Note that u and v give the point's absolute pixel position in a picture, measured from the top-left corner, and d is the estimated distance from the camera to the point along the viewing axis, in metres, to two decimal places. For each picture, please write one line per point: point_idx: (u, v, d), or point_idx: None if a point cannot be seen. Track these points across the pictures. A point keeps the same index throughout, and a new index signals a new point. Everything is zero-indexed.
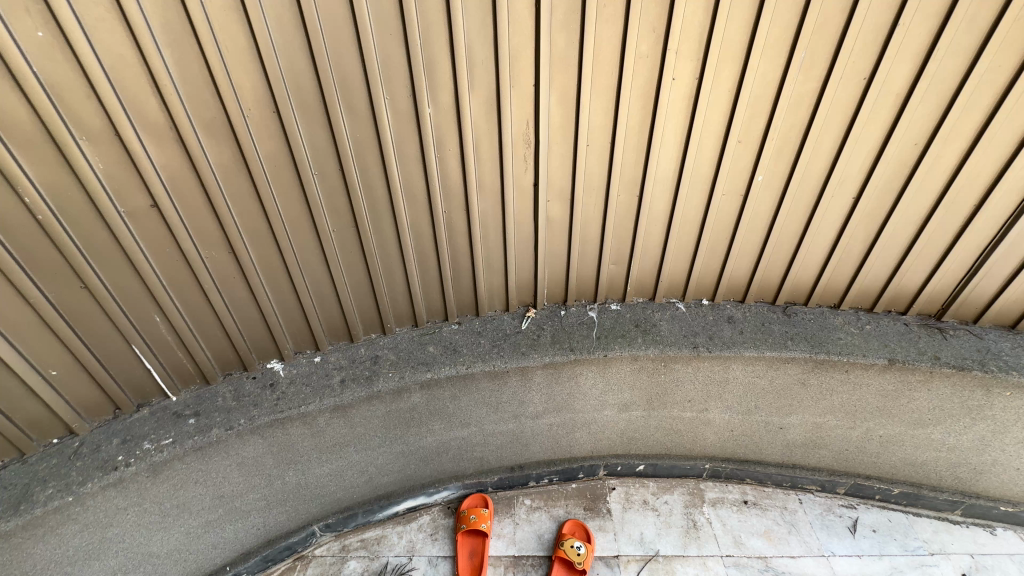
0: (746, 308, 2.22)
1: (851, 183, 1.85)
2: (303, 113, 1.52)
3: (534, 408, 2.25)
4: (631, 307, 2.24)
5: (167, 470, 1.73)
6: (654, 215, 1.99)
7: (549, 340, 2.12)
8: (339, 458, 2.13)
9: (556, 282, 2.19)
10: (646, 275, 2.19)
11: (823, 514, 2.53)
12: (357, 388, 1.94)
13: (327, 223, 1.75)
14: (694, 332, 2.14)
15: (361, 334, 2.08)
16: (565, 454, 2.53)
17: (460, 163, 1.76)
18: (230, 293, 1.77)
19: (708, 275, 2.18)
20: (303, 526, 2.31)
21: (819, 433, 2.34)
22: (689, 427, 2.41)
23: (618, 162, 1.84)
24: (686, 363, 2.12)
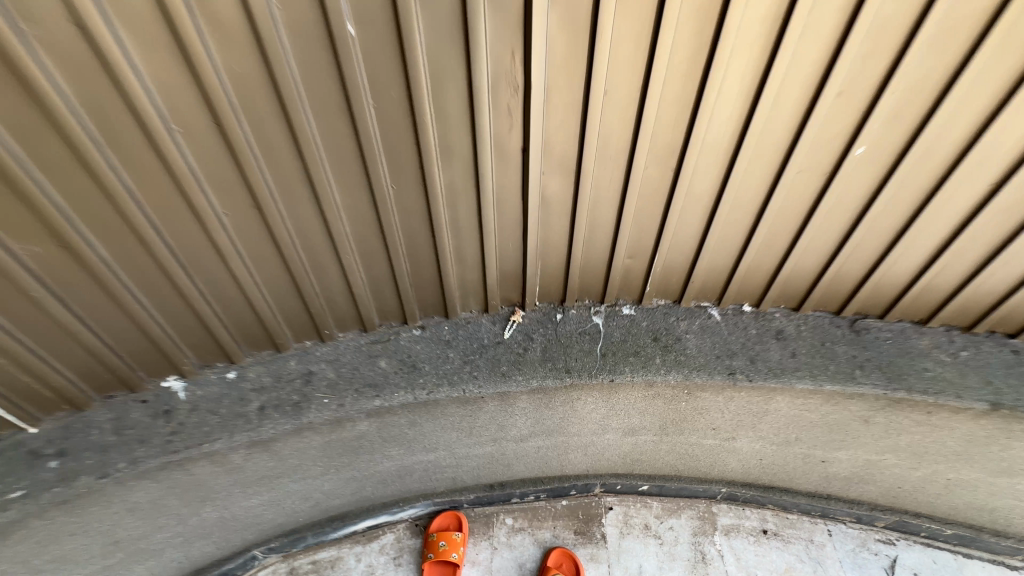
0: (800, 320, 1.69)
1: (996, 164, 1.23)
2: (130, 30, 0.91)
3: (516, 432, 1.80)
4: (649, 313, 1.72)
5: (20, 531, 1.30)
6: (693, 197, 1.40)
7: (539, 356, 1.62)
8: (272, 489, 1.71)
9: (552, 279, 1.64)
10: (673, 274, 1.63)
11: (855, 550, 2.15)
12: (280, 419, 1.47)
13: (211, 203, 1.19)
14: (731, 352, 1.62)
15: (290, 341, 1.58)
16: (554, 473, 2.12)
17: (410, 117, 1.16)
18: (84, 299, 1.25)
19: (757, 277, 1.62)
20: (240, 551, 1.95)
21: (869, 469, 1.89)
22: (708, 454, 1.97)
23: (651, 121, 1.22)
24: (717, 392, 1.62)
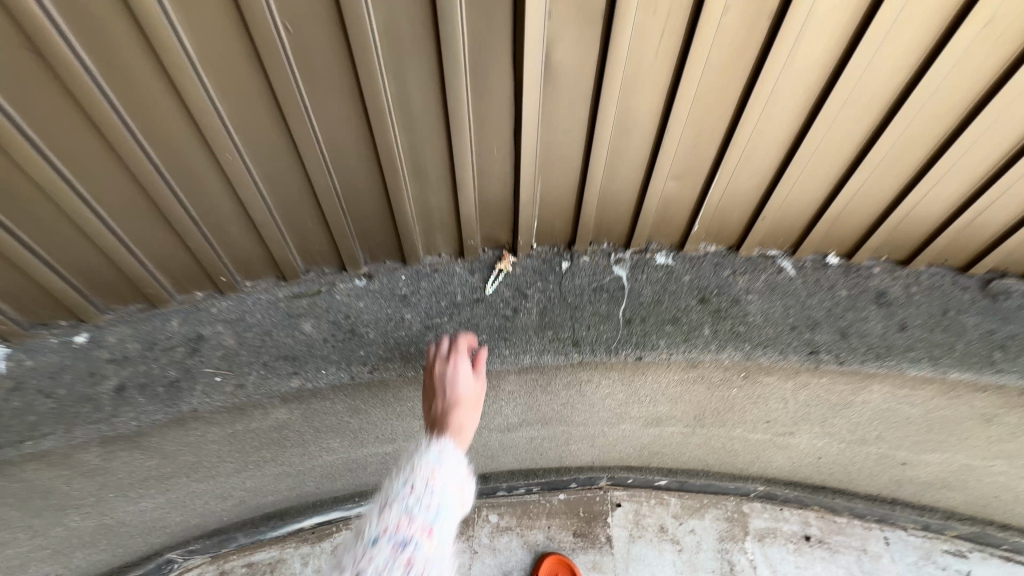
0: (910, 277, 1.18)
1: None
2: None
3: (502, 421, 1.34)
4: (694, 264, 1.20)
5: None
6: (799, 72, 0.84)
7: (537, 321, 1.15)
8: (168, 490, 1.26)
9: (557, 209, 1.12)
10: (735, 205, 1.11)
11: (917, 563, 1.75)
12: (147, 407, 1.00)
13: None
14: (811, 321, 1.14)
15: (170, 292, 1.07)
16: (550, 464, 1.68)
17: None
18: None
19: (859, 213, 1.10)
20: (150, 555, 1.54)
21: (963, 476, 1.45)
22: (751, 450, 1.52)
23: None
24: (784, 377, 1.18)
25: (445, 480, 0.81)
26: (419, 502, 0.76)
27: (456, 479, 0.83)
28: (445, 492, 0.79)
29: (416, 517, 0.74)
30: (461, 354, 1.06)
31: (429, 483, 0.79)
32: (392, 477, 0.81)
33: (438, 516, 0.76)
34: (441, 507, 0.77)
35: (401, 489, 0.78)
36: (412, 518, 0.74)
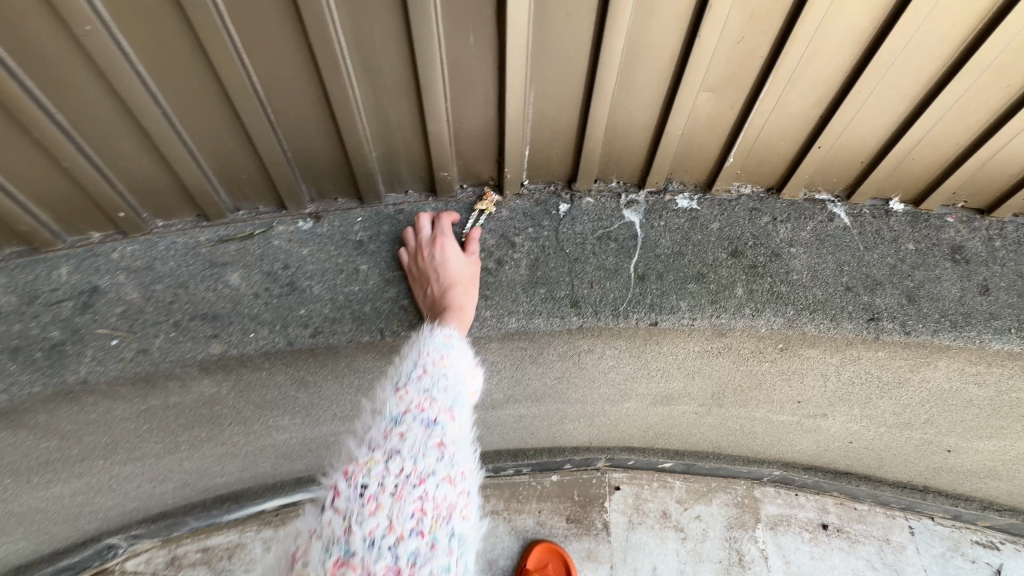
0: (994, 230, 0.95)
1: None
2: None
3: (484, 397, 1.13)
4: (724, 210, 0.96)
5: None
6: None
7: (527, 277, 0.90)
8: (82, 475, 1.06)
9: (554, 132, 0.87)
10: (783, 130, 0.86)
11: (945, 556, 1.57)
12: (20, 376, 0.78)
13: None
14: (871, 280, 0.90)
15: (54, 229, 0.83)
16: (542, 443, 1.49)
17: None
18: None
19: (940, 144, 0.86)
20: (87, 541, 1.36)
21: (1016, 464, 1.26)
22: (772, 432, 1.32)
23: None
24: (832, 352, 0.94)
25: (459, 368, 0.75)
26: (439, 385, 0.70)
27: (467, 367, 0.77)
28: (459, 376, 0.74)
29: (439, 399, 0.69)
30: (450, 234, 0.89)
31: (445, 370, 0.73)
32: (401, 362, 0.74)
33: (460, 400, 0.71)
34: (460, 391, 0.72)
35: (417, 374, 0.71)
36: (437, 399, 0.68)
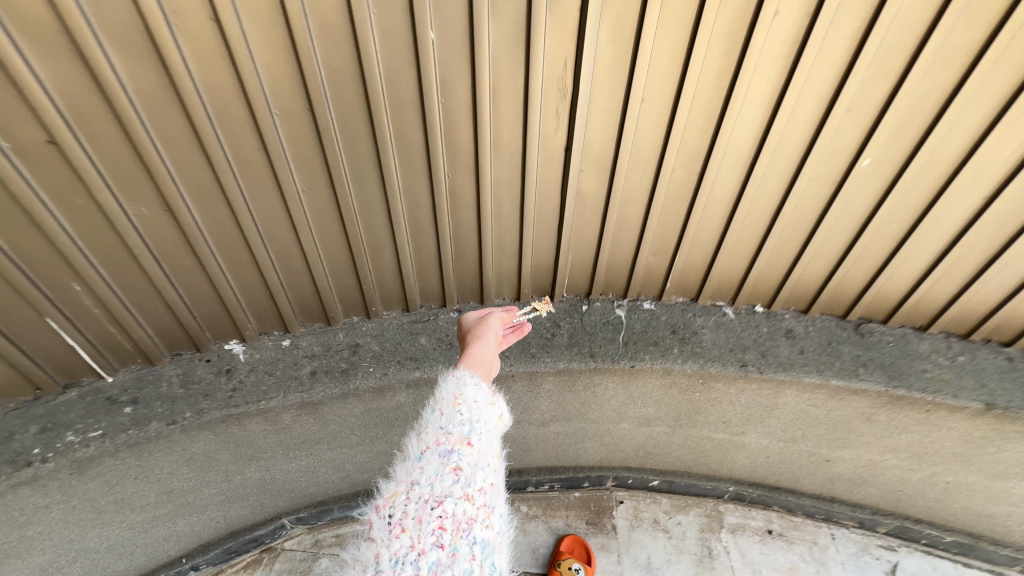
0: (809, 321, 1.81)
1: (987, 180, 1.38)
2: (255, 27, 1.09)
3: (539, 415, 1.92)
4: (668, 308, 1.84)
5: (96, 467, 1.45)
6: (714, 198, 1.55)
7: (566, 340, 1.75)
8: (309, 455, 1.83)
9: (581, 271, 1.78)
10: (692, 271, 1.77)
11: (857, 554, 2.21)
12: (333, 385, 1.62)
13: (294, 179, 1.35)
14: (743, 346, 1.75)
15: (340, 315, 1.72)
16: (569, 462, 2.24)
17: (470, 113, 1.33)
18: (169, 256, 1.39)
19: (769, 279, 1.75)
20: (271, 518, 2.07)
21: (872, 471, 2.00)
22: (717, 449, 2.08)
23: (680, 125, 1.38)
24: (729, 384, 1.75)
25: (473, 403, 1.18)
26: (455, 426, 1.12)
27: (481, 398, 1.21)
28: (471, 415, 1.16)
29: (454, 437, 1.10)
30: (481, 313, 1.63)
31: (459, 408, 1.16)
32: (429, 411, 1.18)
33: (473, 429, 1.13)
34: (472, 427, 1.13)
35: (438, 417, 1.15)
36: (452, 435, 1.10)
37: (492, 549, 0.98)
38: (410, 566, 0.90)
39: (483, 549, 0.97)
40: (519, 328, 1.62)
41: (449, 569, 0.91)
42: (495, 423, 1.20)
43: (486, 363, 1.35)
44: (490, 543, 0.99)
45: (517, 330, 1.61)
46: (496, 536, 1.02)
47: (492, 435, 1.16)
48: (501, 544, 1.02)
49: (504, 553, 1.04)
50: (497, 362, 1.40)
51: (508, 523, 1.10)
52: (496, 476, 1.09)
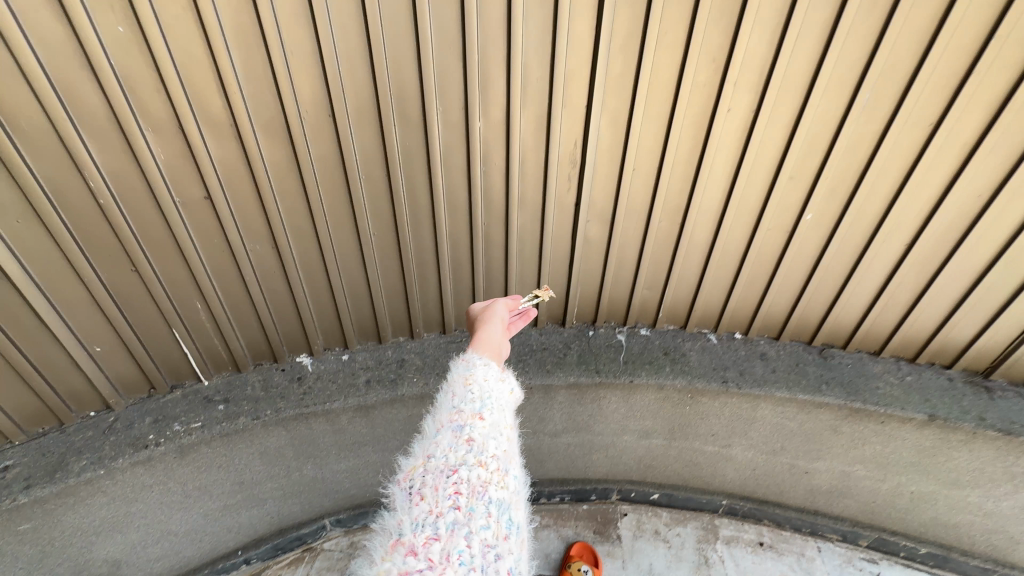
0: (780, 346, 2.16)
1: (904, 230, 1.79)
2: (358, 119, 1.54)
3: (552, 426, 2.24)
4: (661, 334, 2.20)
5: (194, 452, 1.78)
6: (694, 243, 1.95)
7: (575, 359, 2.10)
8: (356, 456, 2.14)
9: (587, 302, 2.15)
10: (680, 302, 2.14)
11: (842, 565, 2.42)
12: (385, 392, 1.95)
13: (368, 225, 1.76)
14: (724, 365, 2.09)
15: (389, 335, 2.09)
16: (578, 475, 2.52)
17: (504, 177, 1.76)
18: (269, 282, 1.78)
19: (744, 309, 2.12)
20: (314, 518, 2.35)
21: (846, 483, 2.26)
22: (709, 462, 2.36)
23: (664, 186, 1.80)
24: (714, 398, 2.07)
25: (483, 380, 1.12)
26: (467, 399, 1.07)
27: (491, 376, 1.14)
28: (482, 389, 1.10)
29: (466, 410, 1.05)
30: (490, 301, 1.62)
31: (469, 386, 1.10)
32: (442, 391, 1.12)
33: (485, 404, 1.07)
34: (484, 398, 1.08)
35: (450, 398, 1.09)
36: (464, 410, 1.05)
37: (512, 509, 0.96)
38: (429, 529, 0.88)
39: (502, 509, 0.94)
40: (525, 313, 1.61)
41: (467, 529, 0.88)
42: (507, 399, 1.12)
43: (494, 347, 1.32)
44: (510, 504, 0.96)
45: (524, 315, 1.61)
46: (515, 497, 0.98)
47: (505, 407, 1.10)
48: (520, 504, 0.99)
49: (525, 512, 1.01)
50: (507, 345, 1.39)
51: (529, 487, 1.05)
52: (511, 444, 1.04)
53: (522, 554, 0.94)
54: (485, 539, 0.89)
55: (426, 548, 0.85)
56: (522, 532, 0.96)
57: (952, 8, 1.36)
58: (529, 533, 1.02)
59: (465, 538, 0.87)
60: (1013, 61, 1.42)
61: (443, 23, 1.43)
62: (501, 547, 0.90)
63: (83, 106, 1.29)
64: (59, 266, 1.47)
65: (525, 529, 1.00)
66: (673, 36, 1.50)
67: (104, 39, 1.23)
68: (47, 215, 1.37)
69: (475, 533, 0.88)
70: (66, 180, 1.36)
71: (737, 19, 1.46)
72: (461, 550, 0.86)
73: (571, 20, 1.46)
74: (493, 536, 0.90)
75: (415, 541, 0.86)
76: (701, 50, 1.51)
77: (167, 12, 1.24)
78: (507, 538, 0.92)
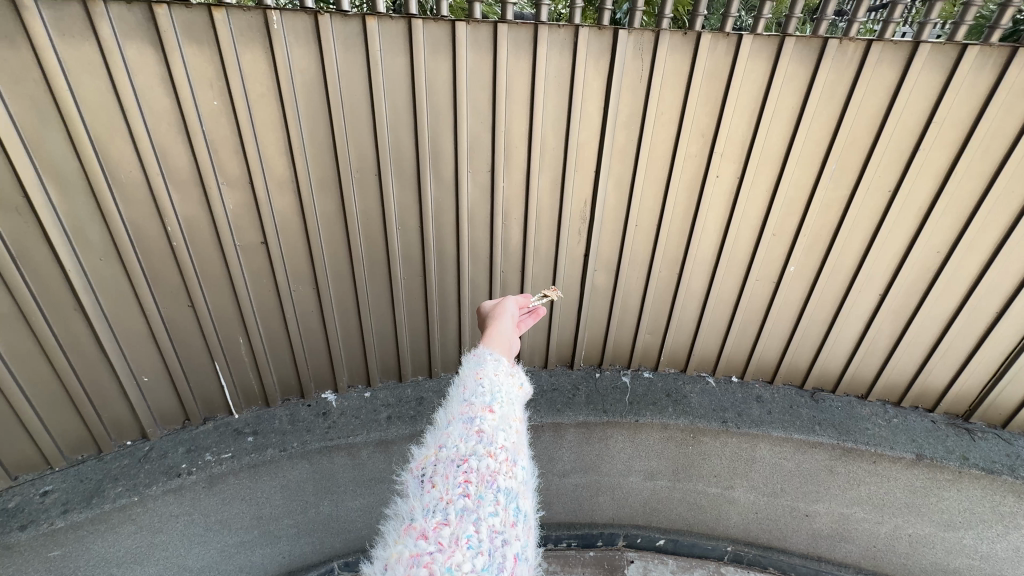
0: (774, 389, 2.31)
1: (877, 281, 2.01)
2: (399, 177, 1.77)
3: (561, 466, 2.32)
4: (664, 377, 2.34)
5: (222, 483, 1.85)
6: (691, 291, 2.15)
7: (584, 400, 2.21)
8: (372, 494, 2.18)
9: (594, 345, 2.31)
10: (679, 347, 2.30)
11: None
12: (409, 429, 2.01)
13: (400, 270, 1.93)
14: (723, 407, 2.21)
15: (409, 375, 2.19)
16: (585, 519, 2.56)
17: (522, 230, 1.98)
18: (305, 320, 1.94)
19: (738, 353, 2.29)
20: (323, 562, 2.34)
21: (846, 526, 2.33)
22: (713, 505, 2.42)
23: (663, 240, 2.03)
24: (715, 437, 2.17)
25: (493, 375, 1.13)
26: (478, 392, 1.08)
27: (502, 371, 1.15)
28: (492, 383, 1.11)
29: (477, 403, 1.06)
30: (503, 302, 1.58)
31: (480, 380, 1.11)
32: (453, 385, 1.13)
33: (495, 398, 1.08)
34: (494, 392, 1.09)
35: (460, 391, 1.10)
36: (475, 403, 1.06)
37: (520, 499, 0.96)
38: (440, 515, 0.88)
39: (511, 498, 0.94)
40: (536, 311, 1.55)
41: (476, 515, 0.89)
42: (516, 393, 1.13)
43: (506, 342, 1.31)
44: (518, 494, 0.96)
45: (533, 314, 1.54)
46: (523, 488, 0.99)
47: (515, 401, 1.11)
48: (527, 494, 0.99)
49: (531, 502, 1.01)
50: (518, 341, 1.36)
51: (535, 479, 1.05)
52: (520, 436, 1.04)
53: (528, 541, 0.95)
54: (493, 525, 0.89)
55: (437, 532, 0.86)
56: (528, 521, 0.96)
57: (896, 99, 1.67)
58: (535, 523, 1.02)
59: (474, 523, 0.88)
60: (950, 141, 1.72)
61: (477, 102, 1.71)
62: (508, 534, 0.90)
63: (172, 165, 1.54)
64: (127, 299, 1.67)
65: (531, 519, 1.00)
66: (669, 115, 1.79)
67: (200, 113, 1.51)
68: (127, 253, 1.59)
69: (484, 519, 0.89)
70: (148, 226, 1.59)
71: (721, 103, 1.75)
72: (470, 534, 0.86)
73: (582, 102, 1.75)
74: (501, 522, 0.90)
75: (426, 525, 0.87)
76: (692, 127, 1.80)
77: (254, 91, 1.53)
78: (515, 525, 0.92)
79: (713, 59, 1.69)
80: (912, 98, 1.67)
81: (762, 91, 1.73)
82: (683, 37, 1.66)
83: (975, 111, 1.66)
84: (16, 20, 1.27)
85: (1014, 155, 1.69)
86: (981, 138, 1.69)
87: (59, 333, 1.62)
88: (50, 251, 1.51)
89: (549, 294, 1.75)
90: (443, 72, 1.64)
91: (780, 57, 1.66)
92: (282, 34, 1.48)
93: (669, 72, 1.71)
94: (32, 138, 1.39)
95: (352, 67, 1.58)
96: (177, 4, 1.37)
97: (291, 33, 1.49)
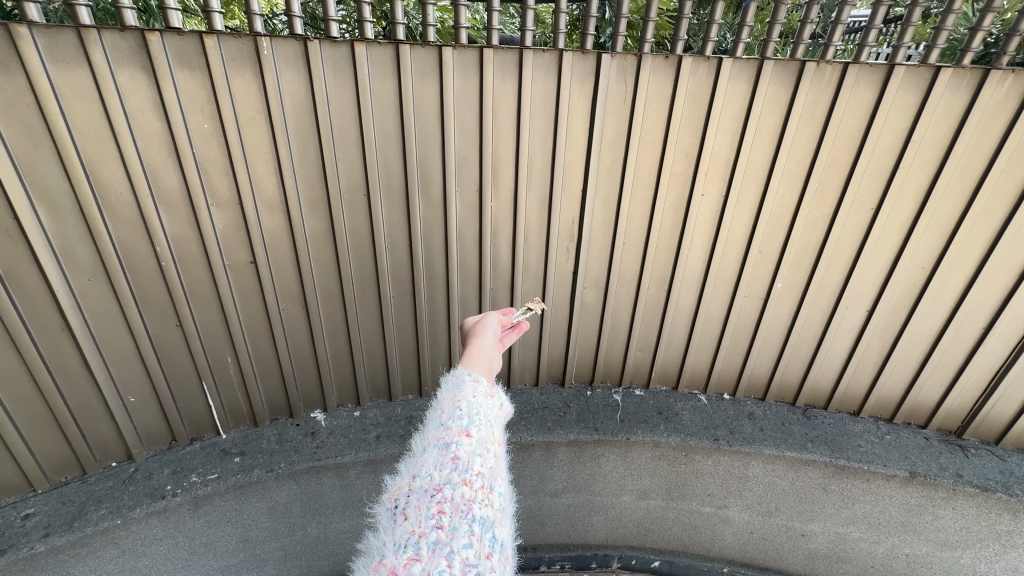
0: (766, 406, 2.30)
1: (864, 296, 2.02)
2: (388, 197, 1.79)
3: (552, 485, 2.29)
4: (655, 394, 2.33)
5: (207, 505, 1.82)
6: (681, 307, 2.15)
7: (575, 418, 2.19)
8: (361, 516, 2.14)
9: (585, 362, 2.31)
10: (670, 363, 2.30)
11: None
12: (399, 449, 1.99)
13: (388, 288, 1.93)
14: (715, 424, 2.20)
15: (399, 394, 2.19)
16: (579, 539, 2.51)
17: (511, 247, 1.99)
18: (294, 338, 1.94)
19: (729, 370, 2.29)
20: None
21: (844, 546, 2.29)
22: (707, 525, 2.38)
23: (651, 258, 2.04)
24: (707, 456, 2.15)
25: (472, 397, 1.13)
26: (456, 417, 1.08)
27: (480, 393, 1.15)
28: (470, 406, 1.11)
29: (454, 428, 1.06)
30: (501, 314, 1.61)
31: (458, 404, 1.11)
32: (432, 410, 1.13)
33: (472, 421, 1.08)
34: (472, 416, 1.09)
35: (438, 416, 1.10)
36: (452, 428, 1.05)
37: (496, 528, 0.94)
38: (411, 549, 0.86)
39: (486, 527, 0.92)
40: (519, 325, 1.57)
41: (449, 548, 0.87)
42: (494, 414, 1.13)
43: (488, 360, 1.32)
44: (494, 523, 0.94)
45: (517, 328, 1.56)
46: (501, 515, 0.97)
47: (494, 424, 1.11)
48: (504, 522, 0.97)
49: (509, 531, 0.99)
50: (498, 359, 1.37)
51: (514, 506, 1.04)
52: (498, 461, 1.04)
53: (506, 572, 0.92)
54: (466, 558, 0.86)
55: (408, 568, 0.83)
56: (506, 551, 0.94)
57: (875, 118, 1.71)
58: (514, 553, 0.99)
59: (446, 557, 0.85)
60: (930, 159, 1.75)
61: (464, 121, 1.74)
62: (483, 566, 0.87)
63: (161, 186, 1.56)
64: (114, 318, 1.68)
65: (510, 549, 0.97)
66: (653, 135, 1.82)
67: (191, 136, 1.54)
68: (116, 274, 1.60)
69: (457, 553, 0.86)
70: (138, 246, 1.61)
71: (703, 123, 1.79)
72: (442, 569, 0.84)
73: (568, 122, 1.78)
74: (476, 554, 0.88)
75: (397, 562, 0.84)
76: (676, 147, 1.83)
77: (244, 115, 1.56)
78: (491, 557, 0.89)
79: (694, 81, 1.73)
80: (890, 118, 1.70)
81: (745, 110, 1.76)
82: (665, 59, 1.70)
83: (952, 131, 1.70)
84: (11, 48, 1.30)
85: (991, 174, 1.72)
86: (959, 157, 1.72)
87: (46, 354, 1.62)
88: (39, 272, 1.52)
89: (532, 307, 1.73)
90: (431, 94, 1.68)
91: (760, 79, 1.70)
92: (272, 60, 1.52)
93: (651, 93, 1.75)
94: (25, 162, 1.42)
95: (342, 92, 1.61)
96: (169, 31, 1.41)
97: (281, 58, 1.53)
